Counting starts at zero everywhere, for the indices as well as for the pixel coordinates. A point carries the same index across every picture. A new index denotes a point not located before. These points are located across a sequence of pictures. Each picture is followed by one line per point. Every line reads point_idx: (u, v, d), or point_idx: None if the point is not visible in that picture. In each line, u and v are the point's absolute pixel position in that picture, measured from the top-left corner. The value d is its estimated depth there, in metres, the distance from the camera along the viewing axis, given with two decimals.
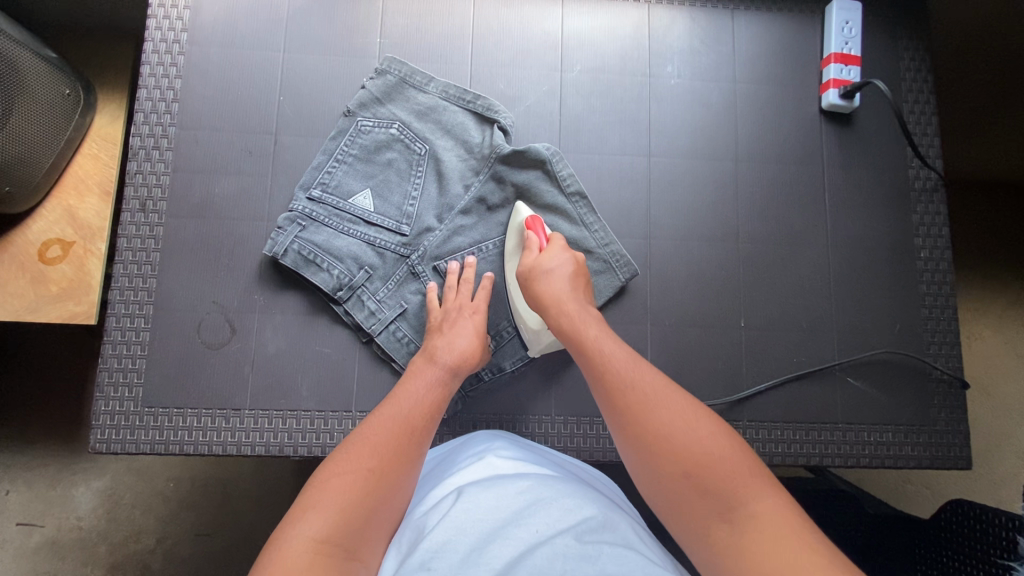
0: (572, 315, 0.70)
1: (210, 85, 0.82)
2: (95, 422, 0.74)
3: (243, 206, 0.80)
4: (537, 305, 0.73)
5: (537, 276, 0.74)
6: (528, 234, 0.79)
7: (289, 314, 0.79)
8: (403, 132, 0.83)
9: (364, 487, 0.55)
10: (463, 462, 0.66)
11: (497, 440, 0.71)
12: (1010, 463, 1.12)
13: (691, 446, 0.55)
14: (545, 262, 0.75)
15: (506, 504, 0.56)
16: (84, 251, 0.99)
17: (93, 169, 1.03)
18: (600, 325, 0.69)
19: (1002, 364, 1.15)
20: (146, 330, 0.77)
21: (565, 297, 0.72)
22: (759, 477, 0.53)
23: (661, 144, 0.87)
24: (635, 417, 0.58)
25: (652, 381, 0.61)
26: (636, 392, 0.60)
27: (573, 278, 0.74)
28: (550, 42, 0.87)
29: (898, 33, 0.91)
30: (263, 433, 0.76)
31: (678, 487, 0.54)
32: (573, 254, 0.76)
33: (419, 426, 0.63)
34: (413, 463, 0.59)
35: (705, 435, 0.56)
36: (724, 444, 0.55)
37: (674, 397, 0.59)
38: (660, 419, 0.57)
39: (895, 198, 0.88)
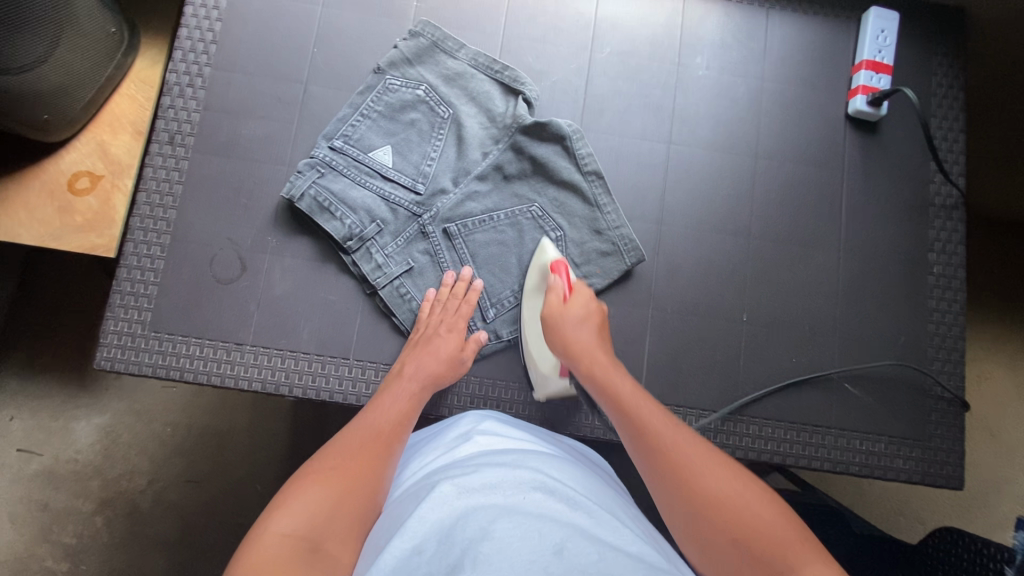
0: (605, 370, 0.70)
1: (249, 30, 0.85)
2: (103, 340, 0.76)
3: (266, 150, 0.82)
4: (567, 354, 0.73)
5: (564, 325, 0.74)
6: (552, 277, 0.78)
7: (299, 259, 0.80)
8: (429, 94, 0.85)
9: (340, 487, 0.57)
10: (449, 444, 0.66)
11: (484, 419, 0.72)
12: (1005, 500, 1.10)
13: (736, 509, 0.54)
14: (571, 313, 0.75)
15: (492, 478, 0.55)
16: (111, 186, 1.02)
17: (129, 109, 1.06)
18: (632, 381, 0.69)
19: (1008, 399, 1.13)
20: (160, 258, 0.79)
21: (596, 348, 0.72)
22: (808, 542, 0.53)
23: (682, 134, 0.87)
24: (677, 477, 0.58)
25: (689, 441, 0.61)
26: (676, 449, 0.60)
27: (598, 328, 0.75)
28: (583, 22, 0.88)
29: (932, 47, 0.91)
30: (261, 369, 0.77)
31: (730, 556, 0.53)
32: (598, 304, 0.77)
33: (391, 435, 0.66)
34: (384, 464, 0.62)
35: (747, 496, 0.56)
36: (767, 503, 0.55)
37: (713, 458, 0.59)
38: (703, 479, 0.57)
39: (914, 211, 0.87)
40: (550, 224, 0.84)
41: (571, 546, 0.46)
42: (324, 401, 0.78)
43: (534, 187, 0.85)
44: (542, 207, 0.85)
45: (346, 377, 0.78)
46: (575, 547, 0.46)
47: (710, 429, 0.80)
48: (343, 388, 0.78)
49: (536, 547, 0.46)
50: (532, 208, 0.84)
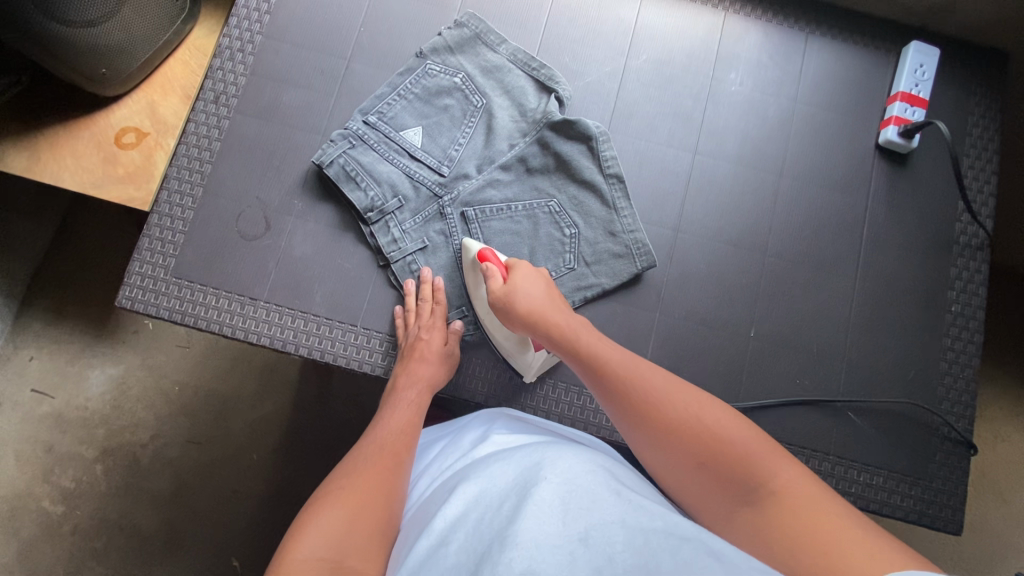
0: (562, 325, 0.69)
1: (302, 5, 0.89)
2: (128, 280, 0.80)
3: (304, 119, 0.86)
4: (521, 322, 0.72)
5: (513, 300, 0.72)
6: (484, 265, 0.76)
7: (321, 224, 0.83)
8: (465, 83, 0.87)
9: (357, 505, 0.57)
10: (468, 444, 0.66)
11: (498, 418, 0.71)
12: (1009, 561, 1.06)
13: (705, 435, 0.55)
14: (518, 286, 0.73)
15: (511, 471, 0.55)
16: (155, 143, 1.07)
17: (180, 73, 1.11)
18: (590, 329, 0.69)
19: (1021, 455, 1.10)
20: (190, 209, 0.82)
21: (548, 308, 0.71)
22: (782, 454, 0.53)
23: (709, 147, 0.88)
24: (647, 420, 0.58)
25: (653, 380, 0.61)
26: (643, 391, 0.60)
27: (546, 288, 0.74)
28: (622, 28, 0.90)
29: (970, 87, 0.91)
30: (272, 325, 0.80)
31: (700, 478, 0.54)
32: (536, 270, 0.76)
33: (400, 445, 0.66)
34: (395, 473, 0.62)
35: (716, 420, 0.56)
36: (737, 424, 0.56)
37: (680, 391, 0.59)
38: (674, 411, 0.57)
39: (936, 248, 0.86)
40: (565, 221, 0.85)
41: (597, 527, 0.44)
42: (328, 364, 0.79)
43: (555, 182, 0.86)
44: (560, 204, 0.85)
45: (352, 343, 0.80)
46: (602, 531, 0.44)
47: None
48: (347, 354, 0.80)
49: (561, 531, 0.44)
50: (551, 202, 0.85)
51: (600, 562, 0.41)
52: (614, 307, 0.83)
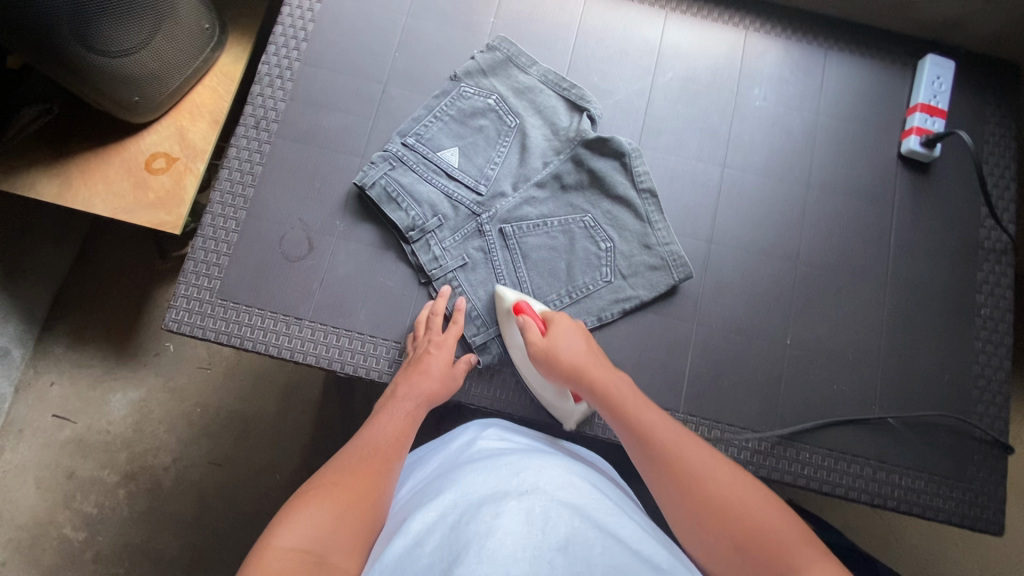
0: (602, 380, 0.70)
1: (339, 32, 0.92)
2: (174, 303, 0.81)
3: (343, 142, 0.88)
4: (560, 374, 0.72)
5: (554, 355, 0.73)
6: (521, 317, 0.77)
7: (362, 244, 0.85)
8: (499, 104, 0.90)
9: (343, 501, 0.57)
10: (455, 450, 0.68)
11: (487, 428, 0.72)
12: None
13: (739, 512, 0.55)
14: (557, 341, 0.74)
15: (493, 476, 0.57)
16: (185, 168, 1.09)
17: (208, 99, 1.13)
18: (631, 390, 0.70)
19: None
20: (235, 232, 0.84)
21: (588, 363, 0.72)
22: (814, 544, 0.53)
23: (736, 160, 0.90)
24: (683, 488, 0.59)
25: (693, 449, 0.62)
26: (680, 458, 0.61)
27: (586, 343, 0.75)
28: (648, 48, 0.93)
29: (986, 97, 0.94)
30: (317, 344, 0.81)
31: (733, 556, 0.54)
32: (578, 324, 0.78)
33: (389, 450, 0.65)
34: (385, 476, 0.62)
35: (750, 499, 0.57)
36: (769, 507, 0.56)
37: (715, 464, 0.60)
38: (711, 483, 0.58)
39: (962, 253, 0.88)
40: (601, 235, 0.86)
41: (576, 539, 0.47)
42: (373, 381, 0.80)
43: (589, 198, 0.88)
44: (595, 219, 0.87)
45: (396, 360, 0.81)
46: (580, 543, 0.47)
47: (748, 446, 0.81)
48: (391, 370, 0.81)
49: (540, 542, 0.47)
50: (586, 217, 0.87)
51: (576, 567, 0.45)
52: (650, 319, 0.85)
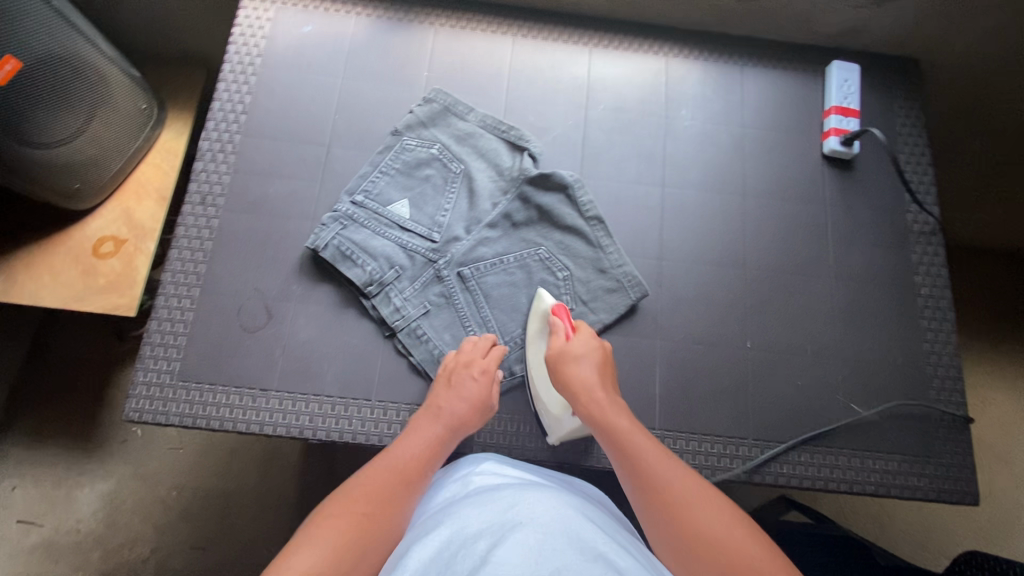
0: (603, 405, 0.72)
1: (277, 102, 0.94)
2: (132, 392, 0.79)
3: (292, 207, 0.89)
4: (566, 389, 0.75)
5: (566, 361, 0.76)
6: (553, 318, 0.81)
7: (322, 305, 0.84)
8: (442, 152, 0.92)
9: (353, 525, 0.58)
10: (451, 485, 0.68)
11: (486, 459, 0.73)
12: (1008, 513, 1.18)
13: (729, 546, 0.55)
14: (574, 349, 0.77)
15: (488, 510, 0.57)
16: (135, 249, 1.07)
17: (154, 176, 1.12)
18: (631, 419, 0.71)
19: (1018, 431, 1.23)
20: (190, 310, 0.83)
21: (597, 385, 0.74)
22: None
23: (675, 178, 0.95)
24: (672, 514, 0.59)
25: (686, 483, 0.62)
26: (673, 488, 0.61)
27: (600, 366, 0.77)
28: (577, 84, 0.98)
29: (893, 93, 1.01)
30: (286, 414, 0.80)
31: None
32: (600, 343, 0.79)
33: (408, 473, 0.66)
34: (399, 501, 0.63)
35: (740, 533, 0.56)
36: (765, 549, 0.54)
37: (708, 496, 0.60)
38: (697, 517, 0.58)
39: (895, 239, 0.94)
40: (557, 266, 0.89)
41: (571, 570, 0.47)
42: (347, 444, 0.79)
43: (541, 231, 0.90)
44: (549, 250, 0.89)
45: (368, 419, 0.80)
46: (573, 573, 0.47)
47: (725, 453, 0.83)
48: (365, 429, 0.80)
49: (529, 572, 0.47)
50: (540, 251, 0.89)
51: None
52: (615, 341, 0.87)
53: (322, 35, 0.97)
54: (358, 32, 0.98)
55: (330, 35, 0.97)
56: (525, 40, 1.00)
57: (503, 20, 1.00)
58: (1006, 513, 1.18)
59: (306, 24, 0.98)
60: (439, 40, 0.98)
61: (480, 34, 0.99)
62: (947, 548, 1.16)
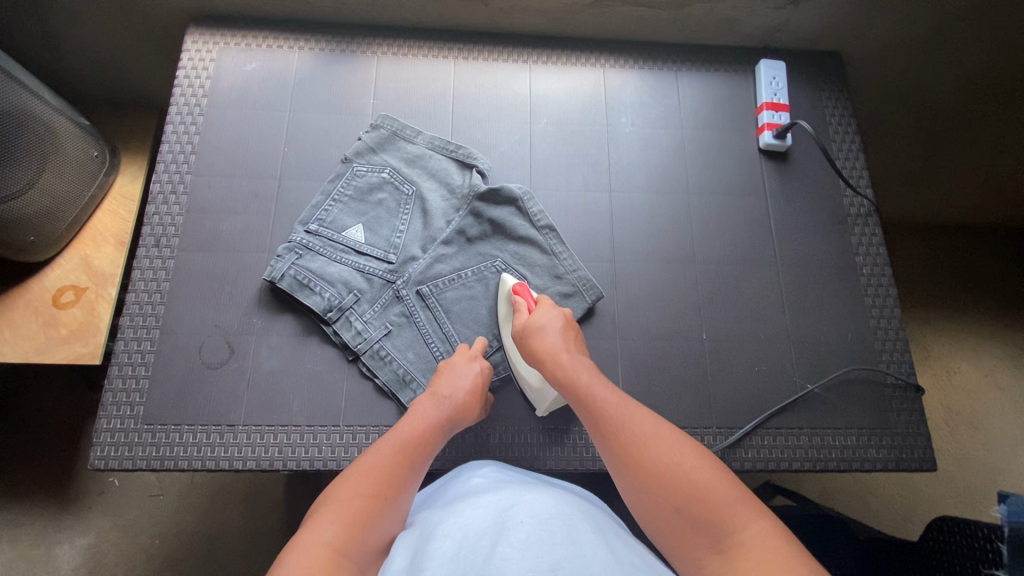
0: (567, 367, 0.74)
1: (226, 139, 0.95)
2: (96, 440, 0.78)
3: (248, 241, 0.90)
4: (533, 358, 0.77)
5: (530, 332, 0.79)
6: (516, 298, 0.85)
7: (283, 335, 0.85)
8: (394, 176, 0.94)
9: (369, 503, 0.57)
10: (453, 488, 0.69)
11: (484, 465, 0.74)
12: (979, 475, 1.22)
13: (679, 475, 0.56)
14: (537, 321, 0.80)
15: (490, 510, 0.58)
16: (96, 296, 1.06)
17: (111, 223, 1.11)
18: (594, 374, 0.73)
19: (977, 395, 1.28)
20: (151, 352, 0.83)
21: (561, 349, 0.76)
22: (755, 508, 0.53)
23: (621, 183, 0.98)
24: (629, 457, 0.60)
25: (643, 424, 0.63)
26: (628, 433, 0.62)
27: (564, 330, 0.79)
28: (520, 100, 1.01)
29: (820, 86, 1.06)
30: (254, 447, 0.80)
31: (675, 523, 0.54)
32: (562, 311, 0.82)
33: (413, 451, 0.66)
34: (412, 477, 0.63)
35: (691, 464, 0.57)
36: (713, 472, 0.57)
37: (663, 434, 0.61)
38: (650, 453, 0.59)
39: (835, 224, 0.98)
40: (513, 276, 0.91)
41: (570, 562, 0.49)
42: (318, 471, 0.79)
43: (495, 244, 0.93)
44: (505, 262, 0.92)
45: (338, 444, 0.81)
46: (573, 564, 0.48)
47: (692, 444, 0.85)
48: (335, 455, 0.80)
49: (533, 566, 0.48)
50: (497, 263, 0.91)
51: None
52: None
53: (266, 71, 0.99)
54: (302, 66, 1.00)
55: (274, 71, 1.00)
56: (466, 61, 1.03)
57: (443, 45, 1.04)
58: (979, 476, 1.22)
59: (250, 62, 1.00)
60: (382, 68, 1.01)
61: (422, 59, 1.02)
62: (926, 515, 1.20)
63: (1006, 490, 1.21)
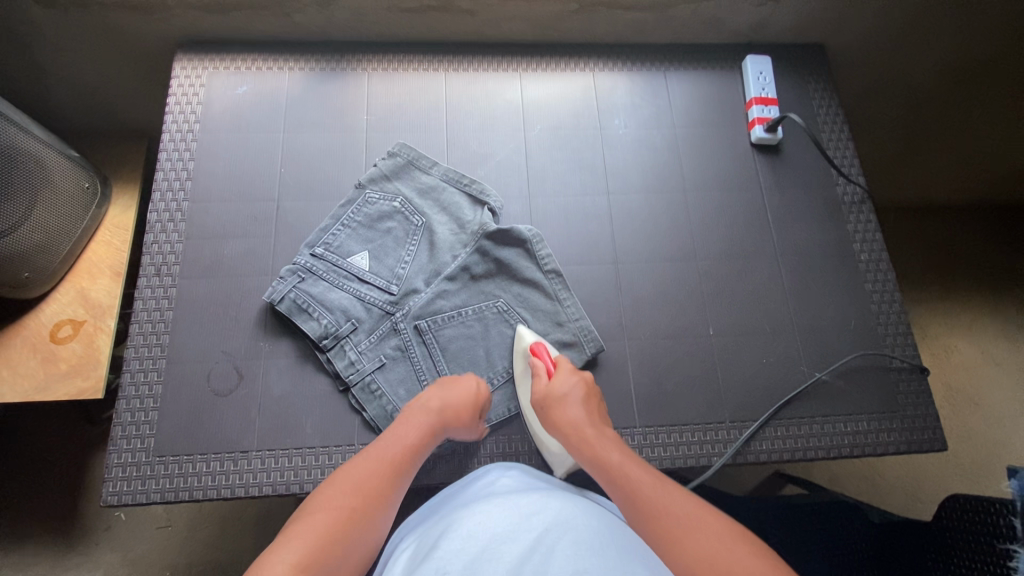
0: (593, 445, 0.72)
1: (222, 163, 0.95)
2: (107, 475, 0.77)
3: (250, 265, 0.89)
4: (556, 430, 0.76)
5: (552, 402, 0.78)
6: (535, 359, 0.84)
7: (291, 358, 0.85)
8: (405, 206, 0.94)
9: (349, 512, 0.58)
10: (469, 491, 0.69)
11: (509, 467, 0.74)
12: (984, 450, 1.24)
13: (723, 560, 0.52)
14: (558, 388, 0.79)
15: (510, 509, 0.58)
16: (95, 329, 1.04)
17: (105, 253, 1.10)
18: (622, 451, 0.71)
19: (978, 372, 1.30)
20: (159, 383, 0.82)
21: (585, 424, 0.75)
22: None
23: (618, 184, 0.99)
24: (666, 539, 0.56)
25: (678, 503, 0.60)
26: (664, 512, 0.59)
27: (585, 401, 0.78)
28: (513, 108, 1.02)
29: (805, 78, 1.08)
30: (270, 472, 0.79)
31: None
32: (581, 377, 0.82)
33: (398, 462, 0.67)
34: (390, 495, 0.63)
35: (735, 548, 0.53)
36: (757, 556, 0.52)
37: (703, 513, 0.58)
38: (690, 536, 0.55)
39: (830, 212, 1.00)
40: (514, 319, 0.90)
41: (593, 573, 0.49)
42: None
43: (500, 285, 0.91)
44: (507, 303, 0.90)
45: None
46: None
47: (706, 440, 0.85)
48: None
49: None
50: (500, 305, 0.90)
51: None
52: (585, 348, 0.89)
53: (258, 93, 0.99)
54: (293, 86, 1.00)
55: (266, 93, 0.99)
56: (456, 72, 1.03)
57: (432, 57, 1.04)
58: (985, 451, 1.24)
59: (240, 85, 1.00)
60: (374, 83, 1.01)
61: (413, 73, 1.03)
62: (937, 495, 1.21)
63: (1012, 464, 1.22)
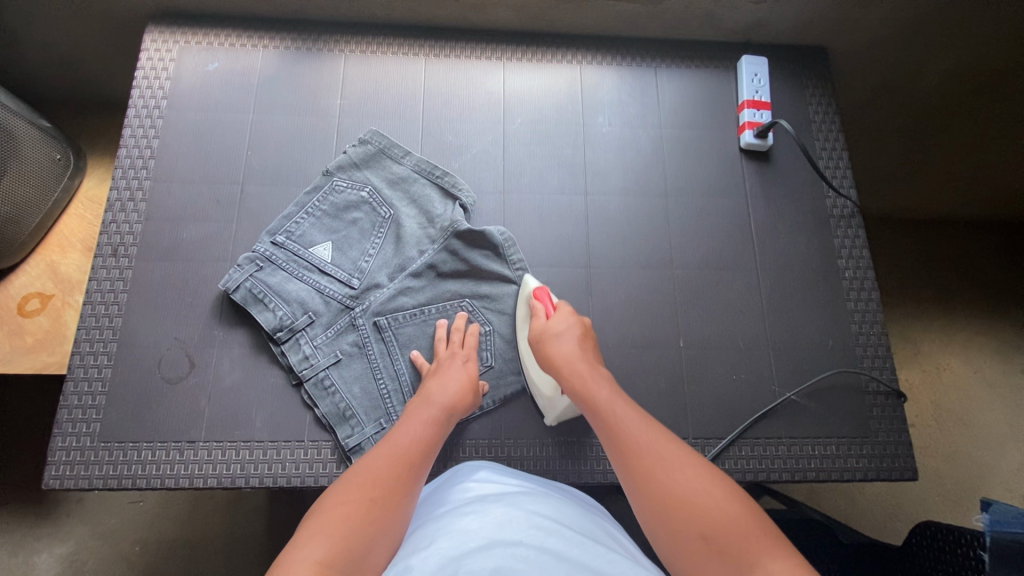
0: (583, 378, 0.72)
1: (186, 142, 0.92)
2: (50, 458, 0.76)
3: (209, 250, 0.87)
4: (548, 364, 0.76)
5: (547, 340, 0.77)
6: (535, 302, 0.83)
7: (245, 348, 0.83)
8: (373, 196, 0.91)
9: (362, 513, 0.54)
10: (444, 493, 0.66)
11: (482, 468, 0.71)
12: (967, 474, 1.21)
13: (700, 504, 0.54)
14: (554, 325, 0.79)
15: (489, 516, 0.55)
16: (62, 303, 0.99)
17: (78, 229, 1.06)
18: (611, 386, 0.71)
19: (968, 395, 1.26)
20: (108, 366, 0.80)
21: (576, 356, 0.75)
22: (776, 539, 0.50)
23: (597, 186, 0.95)
24: (648, 478, 0.58)
25: (660, 444, 0.61)
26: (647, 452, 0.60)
27: (581, 340, 0.77)
28: (495, 99, 0.98)
29: (802, 82, 1.03)
30: (216, 464, 0.77)
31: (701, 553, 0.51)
32: (579, 319, 0.80)
33: (410, 455, 0.63)
34: (417, 475, 0.62)
35: (711, 489, 0.55)
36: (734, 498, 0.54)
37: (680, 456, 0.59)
38: (671, 479, 0.57)
39: (817, 224, 0.96)
40: (479, 319, 0.87)
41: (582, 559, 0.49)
42: (281, 488, 0.77)
43: (465, 284, 0.89)
44: (471, 303, 0.88)
45: (302, 461, 0.78)
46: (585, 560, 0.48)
47: None
48: (299, 472, 0.78)
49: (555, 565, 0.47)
50: (463, 303, 0.88)
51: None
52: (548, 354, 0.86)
53: (229, 71, 0.96)
54: (265, 64, 0.96)
55: (237, 70, 0.96)
56: (437, 59, 0.99)
57: (412, 41, 1.00)
58: (968, 475, 1.20)
59: (210, 61, 0.96)
60: (349, 67, 0.97)
61: (391, 57, 0.99)
62: (915, 517, 1.18)
63: (995, 490, 1.19)
